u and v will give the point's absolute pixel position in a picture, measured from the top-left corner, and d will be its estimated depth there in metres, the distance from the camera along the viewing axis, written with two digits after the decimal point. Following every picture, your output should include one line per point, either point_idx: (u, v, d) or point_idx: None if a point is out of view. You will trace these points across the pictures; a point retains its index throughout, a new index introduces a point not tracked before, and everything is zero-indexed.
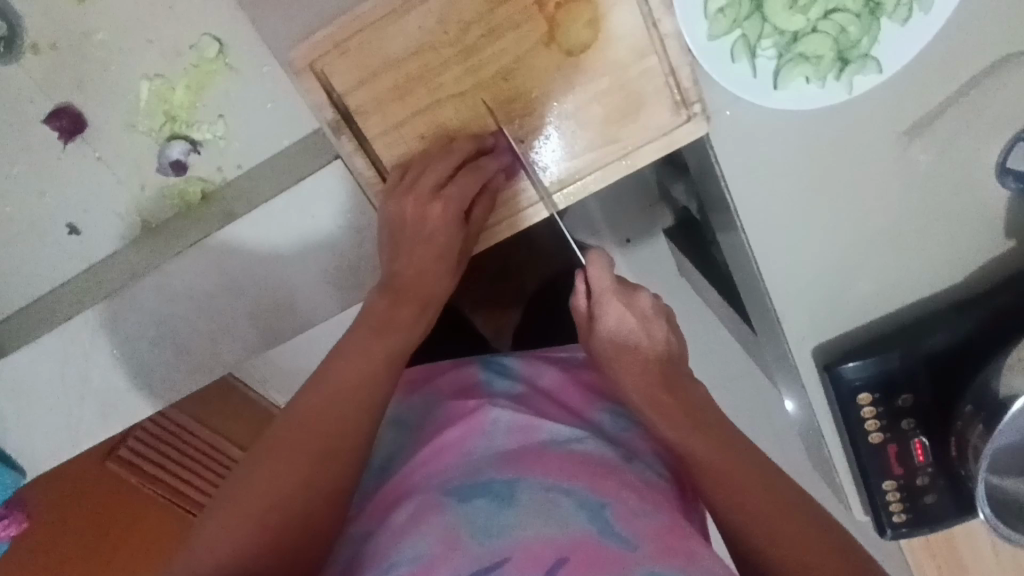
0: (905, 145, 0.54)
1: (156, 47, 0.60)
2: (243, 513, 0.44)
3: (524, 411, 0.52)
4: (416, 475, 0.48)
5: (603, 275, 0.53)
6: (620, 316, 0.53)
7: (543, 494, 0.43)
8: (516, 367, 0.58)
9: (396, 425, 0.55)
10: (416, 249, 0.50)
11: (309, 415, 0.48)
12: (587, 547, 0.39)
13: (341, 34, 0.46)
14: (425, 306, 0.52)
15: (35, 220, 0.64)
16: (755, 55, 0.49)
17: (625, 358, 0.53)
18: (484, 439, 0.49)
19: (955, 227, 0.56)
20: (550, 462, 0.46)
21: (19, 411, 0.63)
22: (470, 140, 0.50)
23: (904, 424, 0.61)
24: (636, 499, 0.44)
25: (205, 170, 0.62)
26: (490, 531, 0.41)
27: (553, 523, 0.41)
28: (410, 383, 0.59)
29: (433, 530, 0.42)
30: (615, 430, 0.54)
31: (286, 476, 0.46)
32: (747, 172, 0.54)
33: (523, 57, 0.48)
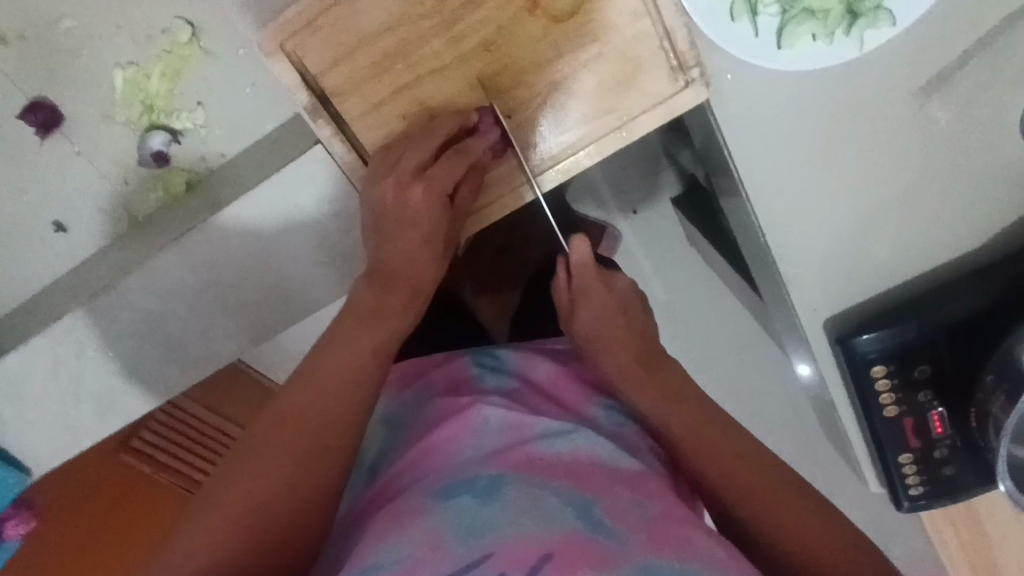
0: (923, 104, 0.50)
1: (126, 32, 0.58)
2: (224, 515, 0.43)
3: (517, 409, 0.49)
4: (407, 476, 0.47)
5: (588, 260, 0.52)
6: (602, 300, 0.52)
7: (528, 492, 0.41)
8: (511, 360, 0.55)
9: (388, 423, 0.54)
10: (402, 235, 0.48)
11: (294, 414, 0.46)
12: (573, 546, 0.38)
13: (311, 11, 0.43)
14: (415, 294, 0.50)
15: (18, 219, 0.62)
16: (756, 14, 0.45)
17: (611, 340, 0.52)
18: (473, 434, 0.47)
19: (979, 188, 0.53)
20: (538, 459, 0.45)
21: (14, 416, 0.63)
22: (453, 118, 0.47)
23: (921, 397, 0.59)
24: (626, 493, 0.43)
25: (188, 158, 0.61)
26: (472, 530, 0.39)
27: (540, 520, 0.39)
28: (402, 377, 0.57)
29: (415, 533, 0.39)
30: (614, 428, 0.53)
31: (270, 476, 0.44)
32: (751, 137, 0.51)
33: (507, 26, 0.45)
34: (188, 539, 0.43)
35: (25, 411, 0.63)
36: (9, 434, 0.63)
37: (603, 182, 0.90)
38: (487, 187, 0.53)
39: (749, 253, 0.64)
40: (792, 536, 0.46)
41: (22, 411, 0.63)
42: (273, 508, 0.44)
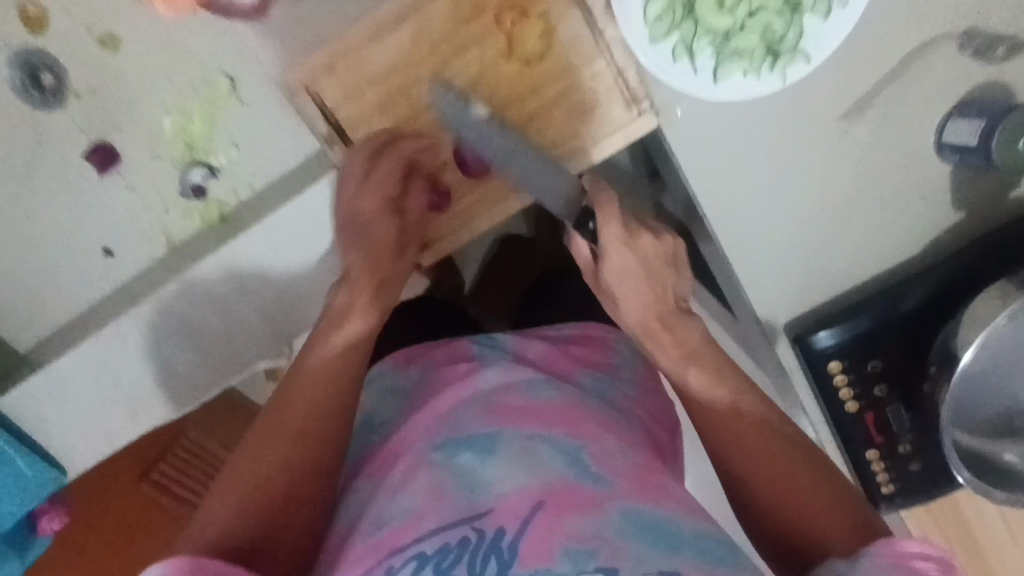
0: (845, 127, 0.59)
1: (176, 86, 0.68)
2: (232, 495, 0.49)
3: (509, 375, 0.53)
4: (409, 436, 0.50)
5: (617, 237, 0.52)
6: (624, 260, 0.53)
7: (522, 443, 0.45)
8: (507, 343, 0.58)
9: (394, 392, 0.58)
10: (367, 240, 0.58)
11: (294, 404, 0.53)
12: (562, 491, 0.42)
13: (329, 59, 0.54)
14: (376, 293, 0.59)
15: (73, 244, 0.72)
16: (694, 55, 0.54)
17: (634, 292, 0.54)
18: (474, 398, 0.51)
19: (907, 200, 0.60)
20: (530, 412, 0.48)
21: (57, 416, 0.70)
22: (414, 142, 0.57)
23: (877, 391, 0.64)
24: (611, 443, 0.47)
25: (221, 192, 0.70)
26: (471, 481, 0.43)
27: (532, 469, 0.43)
28: (406, 356, 0.61)
29: (419, 487, 0.44)
30: (603, 394, 0.56)
31: (275, 460, 0.50)
32: (700, 157, 0.59)
33: (489, 68, 0.55)
34: (202, 525, 0.48)
35: (69, 411, 0.70)
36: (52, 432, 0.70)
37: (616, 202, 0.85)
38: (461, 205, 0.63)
39: (722, 279, 0.71)
40: (780, 496, 0.50)
41: (65, 411, 0.70)
42: (280, 487, 0.50)
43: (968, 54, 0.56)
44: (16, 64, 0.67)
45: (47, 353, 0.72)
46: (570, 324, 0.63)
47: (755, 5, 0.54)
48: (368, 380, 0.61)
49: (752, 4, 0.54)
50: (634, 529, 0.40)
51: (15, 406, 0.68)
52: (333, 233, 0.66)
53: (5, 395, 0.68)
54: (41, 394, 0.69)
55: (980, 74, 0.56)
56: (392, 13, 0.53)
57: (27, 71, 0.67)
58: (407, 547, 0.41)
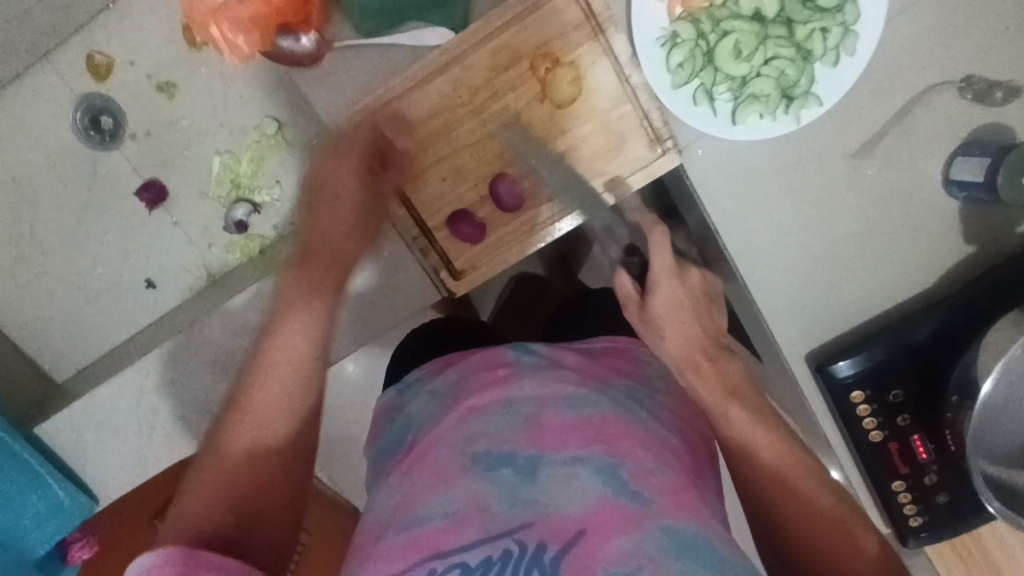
0: (856, 165, 0.62)
1: (226, 128, 0.73)
2: (220, 482, 0.48)
3: (548, 383, 0.52)
4: (445, 439, 0.50)
5: (664, 263, 0.54)
6: (674, 292, 0.54)
7: (564, 464, 0.45)
8: (543, 350, 0.57)
9: (433, 394, 0.57)
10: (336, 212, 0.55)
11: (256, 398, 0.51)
12: (605, 510, 0.43)
13: (377, 104, 0.60)
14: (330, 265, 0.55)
15: (120, 277, 0.75)
16: (713, 99, 0.59)
17: (680, 325, 0.54)
18: (516, 407, 0.50)
19: (919, 235, 0.63)
20: (570, 425, 0.48)
21: (92, 445, 0.71)
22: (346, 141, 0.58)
23: (900, 420, 0.65)
24: (650, 458, 0.47)
25: (262, 227, 0.74)
26: (514, 497, 0.44)
27: (573, 492, 0.44)
28: (442, 363, 0.60)
29: (460, 495, 0.45)
30: (640, 399, 0.54)
31: (245, 453, 0.49)
32: (719, 192, 0.63)
33: (523, 111, 0.60)
34: (188, 510, 0.47)
35: (103, 440, 0.71)
36: (85, 460, 0.71)
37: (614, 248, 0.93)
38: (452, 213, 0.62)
39: (742, 311, 0.73)
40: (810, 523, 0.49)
41: (100, 439, 0.71)
42: (254, 478, 0.49)
43: (969, 97, 0.60)
44: (81, 108, 0.73)
45: (86, 382, 0.73)
46: (602, 337, 0.63)
47: (770, 53, 0.58)
48: (405, 386, 0.61)
49: (767, 53, 0.58)
50: (673, 545, 0.41)
51: (54, 432, 0.70)
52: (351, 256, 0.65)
53: (47, 420, 0.69)
54: (80, 420, 0.70)
55: (982, 117, 0.60)
56: (438, 60, 0.58)
57: (90, 114, 0.73)
58: (450, 553, 0.42)
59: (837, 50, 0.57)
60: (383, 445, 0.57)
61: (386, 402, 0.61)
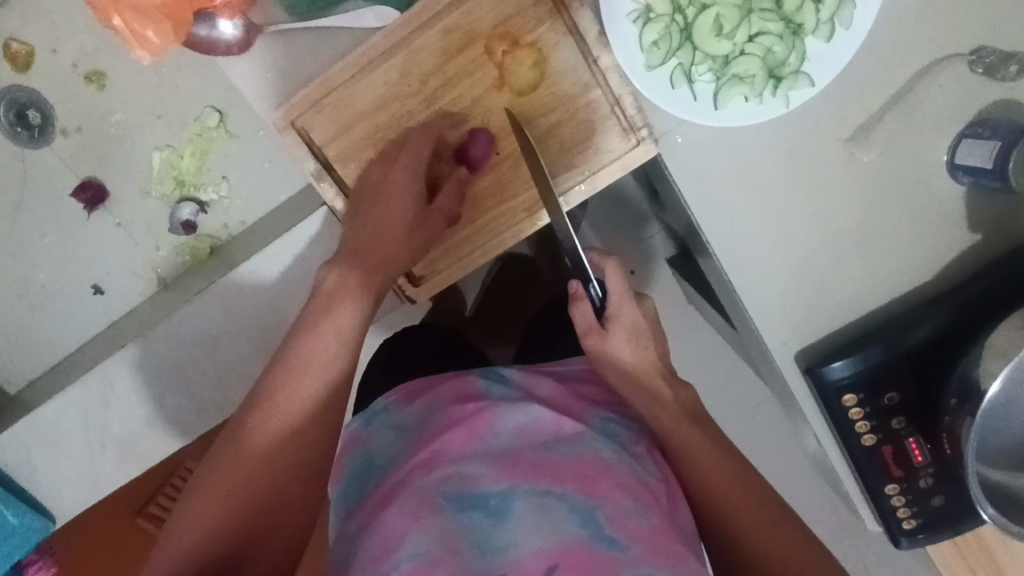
0: (850, 150, 0.56)
1: (164, 120, 0.68)
2: (223, 493, 0.42)
3: (523, 420, 0.49)
4: (412, 476, 0.46)
5: (619, 282, 0.51)
6: (635, 315, 0.51)
7: (537, 503, 0.42)
8: (515, 376, 0.55)
9: (397, 428, 0.53)
10: (375, 210, 0.52)
11: (246, 441, 0.43)
12: (578, 554, 0.40)
13: (315, 96, 0.53)
14: (378, 272, 0.52)
15: (62, 285, 0.70)
16: (693, 81, 0.52)
17: (637, 353, 0.51)
18: (487, 446, 0.48)
19: (921, 223, 0.58)
20: (542, 466, 0.45)
21: (40, 465, 0.67)
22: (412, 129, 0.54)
23: (894, 423, 0.60)
24: (627, 499, 0.44)
25: (212, 227, 0.69)
26: (486, 547, 0.41)
27: (547, 530, 0.41)
28: (411, 391, 0.56)
29: (431, 531, 0.41)
30: (614, 435, 0.51)
31: (227, 506, 0.42)
32: (700, 183, 0.57)
33: (479, 99, 0.54)
34: (191, 523, 0.41)
35: (53, 458, 0.67)
36: (36, 480, 0.67)
37: (594, 236, 0.93)
38: (464, 238, 0.59)
39: (731, 310, 0.67)
40: (789, 553, 0.44)
41: (50, 458, 0.67)
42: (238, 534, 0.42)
43: (979, 71, 0.54)
44: (2, 102, 0.66)
45: (32, 398, 0.69)
46: (579, 360, 0.60)
47: (755, 29, 0.52)
48: (368, 417, 0.56)
49: (752, 29, 0.52)
50: None
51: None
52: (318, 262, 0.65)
53: None
54: (25, 439, 0.66)
55: (991, 94, 0.54)
56: (380, 45, 0.52)
57: (14, 109, 0.67)
58: None
59: (831, 22, 0.50)
60: (342, 483, 0.52)
61: (348, 434, 0.55)
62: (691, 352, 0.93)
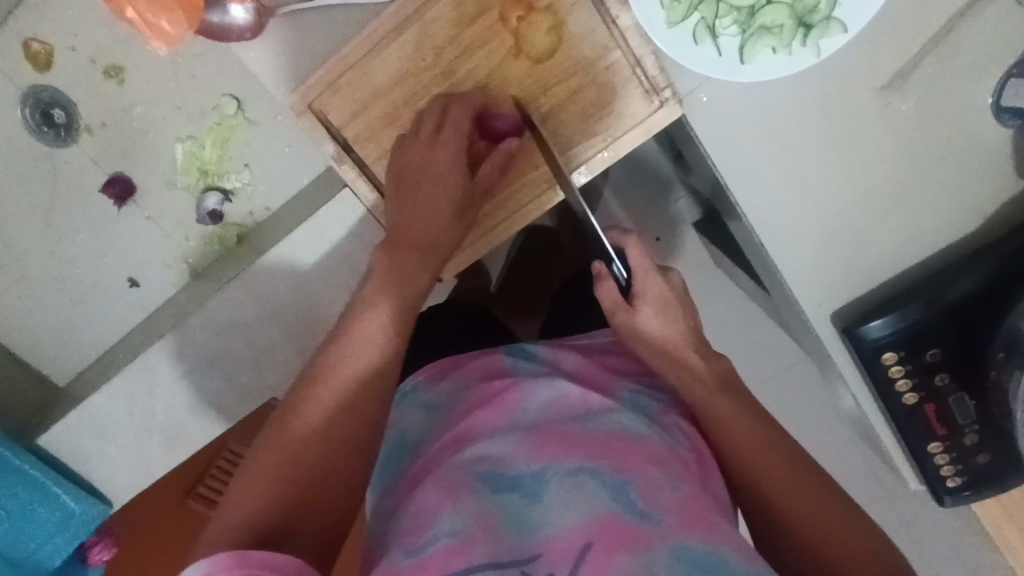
0: (886, 99, 0.54)
1: (184, 111, 0.68)
2: (273, 468, 0.41)
3: (550, 397, 0.50)
4: (445, 457, 0.47)
5: (642, 259, 0.51)
6: (661, 288, 0.51)
7: (568, 477, 0.42)
8: (541, 352, 0.55)
9: (426, 409, 0.54)
10: (422, 191, 0.50)
11: (285, 418, 0.43)
12: (612, 528, 0.40)
13: (331, 77, 0.52)
14: (430, 256, 0.50)
15: (99, 279, 0.72)
16: (717, 35, 0.50)
17: (668, 324, 0.51)
18: (516, 423, 0.48)
19: (963, 170, 0.55)
20: (573, 440, 0.45)
21: (93, 454, 0.69)
22: (440, 100, 0.52)
23: (937, 380, 0.59)
24: (659, 473, 0.43)
25: (238, 215, 0.70)
26: (520, 522, 0.41)
27: (579, 506, 0.41)
28: (439, 370, 0.57)
29: (466, 511, 0.41)
30: (643, 407, 0.51)
31: (266, 481, 0.41)
32: (725, 142, 0.55)
33: (495, 69, 0.52)
34: (241, 498, 0.40)
35: (103, 447, 0.69)
36: (90, 469, 0.70)
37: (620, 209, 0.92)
38: (487, 213, 0.58)
39: (761, 271, 0.66)
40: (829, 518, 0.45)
41: (101, 447, 0.69)
42: (276, 509, 0.40)
43: None
44: (27, 102, 0.67)
45: (80, 390, 0.71)
46: (603, 332, 0.60)
47: None
48: (397, 398, 0.56)
49: None
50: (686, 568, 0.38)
51: (55, 444, 0.68)
52: (342, 245, 0.65)
53: (45, 432, 0.68)
54: (77, 429, 0.68)
55: None
56: (392, 20, 0.50)
57: (39, 109, 0.67)
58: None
59: None
60: (379, 466, 0.53)
61: None
62: (722, 317, 0.92)
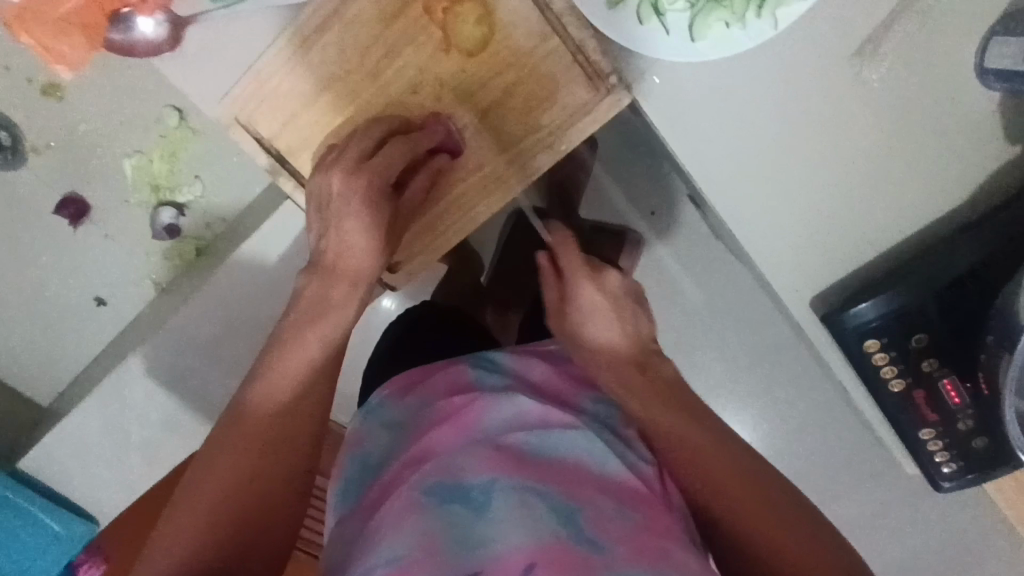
0: (857, 69, 0.49)
1: (127, 126, 0.67)
2: (210, 503, 0.42)
3: (510, 414, 0.49)
4: (400, 479, 0.45)
5: (572, 258, 0.53)
6: (590, 293, 0.51)
7: (519, 497, 0.41)
8: (506, 362, 0.55)
9: (388, 427, 0.53)
10: (347, 219, 0.50)
11: (227, 448, 0.44)
12: (558, 552, 0.38)
13: (255, 88, 0.50)
14: (357, 284, 0.51)
15: (67, 300, 0.71)
16: (663, 13, 0.46)
17: (600, 329, 0.51)
18: (474, 439, 0.47)
19: (947, 139, 0.50)
20: (528, 462, 0.45)
21: (73, 477, 0.69)
22: (381, 124, 0.51)
23: (925, 366, 0.55)
24: (609, 501, 0.43)
25: (194, 229, 0.69)
26: (464, 538, 0.40)
27: (526, 527, 0.39)
28: (405, 385, 0.56)
29: (410, 533, 0.40)
30: (605, 418, 0.51)
31: (210, 509, 0.42)
32: (680, 123, 0.51)
33: (426, 67, 0.50)
34: (175, 535, 0.41)
35: (74, 470, 0.69)
36: (74, 491, 0.70)
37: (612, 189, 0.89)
38: (437, 219, 0.56)
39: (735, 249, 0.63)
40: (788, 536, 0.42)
41: (81, 470, 0.69)
42: (222, 528, 0.41)
43: None
44: None
45: (59, 411, 0.72)
46: None
47: None
48: (365, 413, 0.56)
49: None
50: None
51: (35, 470, 0.68)
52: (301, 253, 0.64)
53: (25, 458, 0.68)
54: (52, 456, 0.68)
55: None
56: (310, 23, 0.48)
57: None
58: None
59: None
60: (342, 489, 0.51)
61: (347, 433, 0.56)
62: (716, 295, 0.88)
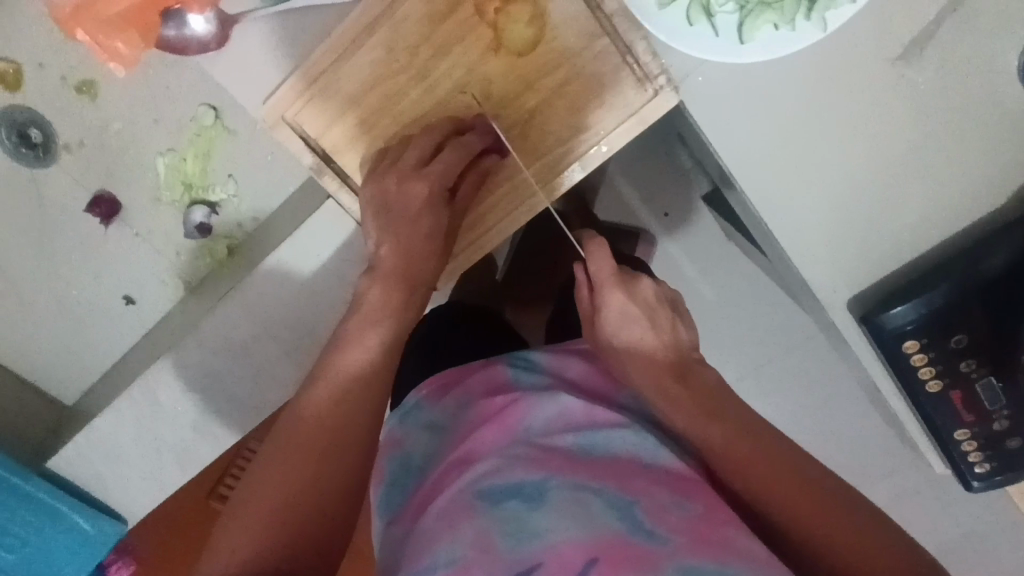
0: (901, 70, 0.49)
1: (162, 124, 0.66)
2: (263, 512, 0.44)
3: (552, 415, 0.49)
4: (448, 479, 0.45)
5: (606, 267, 0.51)
6: (623, 304, 0.50)
7: (572, 493, 0.42)
8: (543, 361, 0.55)
9: (430, 427, 0.53)
10: (399, 225, 0.52)
11: (277, 455, 0.46)
12: (617, 546, 0.38)
13: (301, 86, 0.50)
14: (412, 285, 0.53)
15: (96, 299, 0.71)
16: (713, 14, 0.46)
17: (639, 337, 0.50)
18: (519, 440, 0.47)
19: (992, 142, 0.49)
20: (576, 461, 0.45)
21: (106, 475, 0.70)
22: (429, 135, 0.52)
23: (962, 367, 0.55)
24: (663, 494, 0.44)
25: (226, 227, 0.68)
26: (518, 532, 0.40)
27: (582, 522, 0.39)
28: (443, 385, 0.56)
29: (465, 533, 0.40)
30: (644, 414, 0.52)
31: (264, 517, 0.44)
32: (726, 125, 0.51)
33: (473, 67, 0.49)
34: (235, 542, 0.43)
35: (108, 469, 0.69)
36: (108, 489, 0.71)
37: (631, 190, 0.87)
38: (481, 214, 0.58)
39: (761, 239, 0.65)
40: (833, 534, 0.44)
41: (113, 469, 0.69)
42: (274, 536, 0.43)
43: None
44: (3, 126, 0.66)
45: (87, 411, 0.71)
46: None
47: None
48: (402, 414, 0.56)
49: None
50: None
51: (68, 468, 0.69)
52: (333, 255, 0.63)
53: (56, 458, 0.68)
54: (85, 454, 0.68)
55: None
56: (357, 25, 0.47)
57: (15, 131, 0.66)
58: None
59: None
60: (385, 488, 0.51)
61: (385, 433, 0.56)
62: (736, 296, 0.88)
